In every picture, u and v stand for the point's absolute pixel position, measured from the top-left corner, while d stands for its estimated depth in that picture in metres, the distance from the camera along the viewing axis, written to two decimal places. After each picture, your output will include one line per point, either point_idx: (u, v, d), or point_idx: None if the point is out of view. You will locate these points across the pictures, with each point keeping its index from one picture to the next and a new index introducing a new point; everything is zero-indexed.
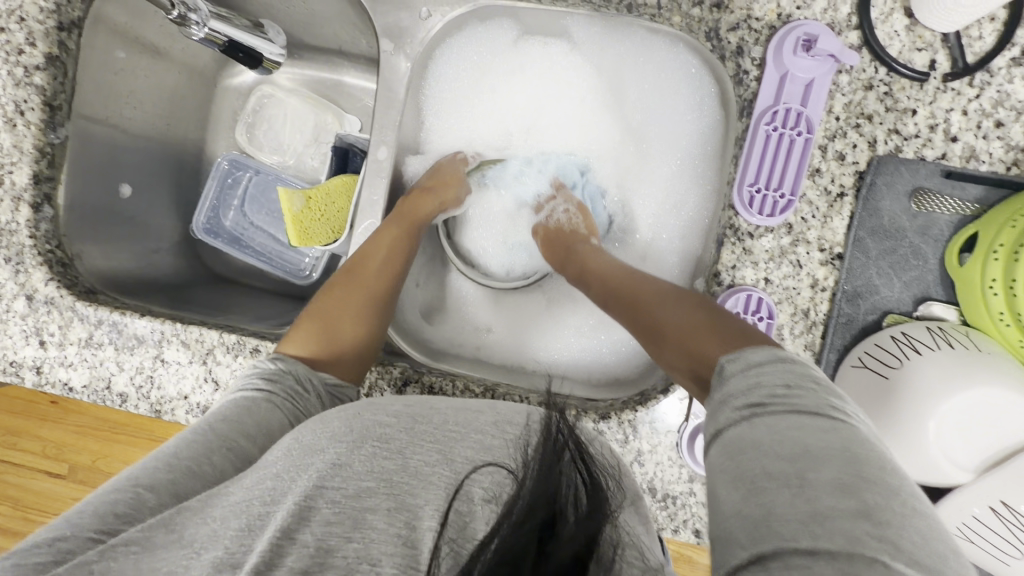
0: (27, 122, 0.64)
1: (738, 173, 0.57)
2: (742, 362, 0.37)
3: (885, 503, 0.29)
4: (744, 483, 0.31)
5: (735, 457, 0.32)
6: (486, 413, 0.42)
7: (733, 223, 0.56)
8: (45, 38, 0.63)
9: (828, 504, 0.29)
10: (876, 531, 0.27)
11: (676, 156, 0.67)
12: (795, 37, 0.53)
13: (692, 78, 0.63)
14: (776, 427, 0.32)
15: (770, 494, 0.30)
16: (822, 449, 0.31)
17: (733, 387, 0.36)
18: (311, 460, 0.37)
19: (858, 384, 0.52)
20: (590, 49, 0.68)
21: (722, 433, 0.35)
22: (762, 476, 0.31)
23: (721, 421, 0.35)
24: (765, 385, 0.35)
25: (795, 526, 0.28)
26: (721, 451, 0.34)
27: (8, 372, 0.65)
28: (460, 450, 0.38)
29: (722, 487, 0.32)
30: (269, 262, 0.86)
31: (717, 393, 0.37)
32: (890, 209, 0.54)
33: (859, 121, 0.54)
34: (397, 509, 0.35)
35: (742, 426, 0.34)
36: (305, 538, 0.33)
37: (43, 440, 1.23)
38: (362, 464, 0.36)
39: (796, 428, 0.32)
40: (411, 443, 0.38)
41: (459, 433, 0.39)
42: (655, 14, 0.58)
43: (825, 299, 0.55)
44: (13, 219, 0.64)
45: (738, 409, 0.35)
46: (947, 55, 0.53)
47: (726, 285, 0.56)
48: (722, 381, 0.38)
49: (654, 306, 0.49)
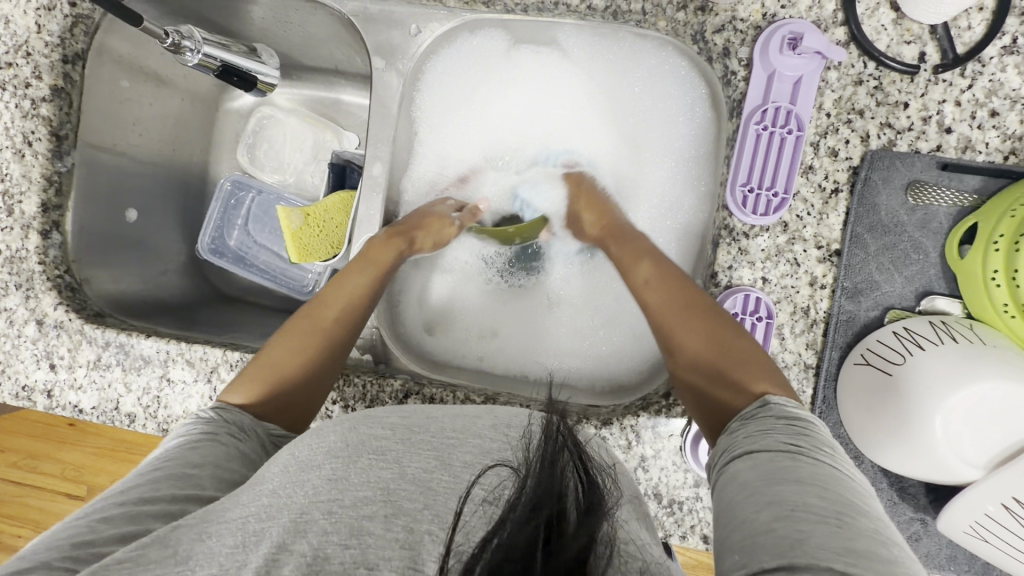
0: (35, 153, 0.66)
1: (730, 174, 0.56)
2: (783, 410, 0.40)
3: (887, 549, 0.32)
4: (782, 507, 0.33)
5: (775, 483, 0.35)
6: (485, 417, 0.44)
7: (728, 223, 0.56)
8: (50, 71, 0.66)
9: (863, 542, 0.31)
10: (883, 566, 0.30)
11: (669, 158, 0.67)
12: (781, 35, 0.53)
13: (681, 79, 0.63)
14: (809, 470, 0.35)
15: (808, 525, 0.32)
16: (845, 497, 0.34)
17: (777, 430, 0.39)
18: (307, 477, 0.37)
19: (860, 382, 0.51)
20: (579, 56, 0.68)
21: (757, 454, 0.37)
22: (797, 505, 0.33)
23: (760, 445, 0.38)
24: (809, 438, 0.38)
25: (830, 554, 0.30)
26: (757, 468, 0.36)
27: (20, 396, 0.67)
28: (457, 455, 0.38)
29: (755, 502, 0.34)
30: (274, 280, 0.88)
31: (743, 431, 0.40)
32: (888, 203, 0.53)
33: (851, 117, 0.54)
34: (395, 513, 0.34)
35: (781, 457, 0.36)
36: (302, 547, 0.33)
37: (63, 462, 1.25)
38: (358, 477, 0.36)
39: (835, 482, 0.35)
40: (407, 453, 0.38)
41: (458, 440, 0.39)
42: (640, 19, 0.59)
43: (825, 296, 0.54)
44: (23, 246, 0.66)
45: (783, 441, 0.38)
46: (936, 47, 0.53)
47: (723, 286, 0.56)
48: (762, 425, 0.39)
49: (712, 327, 0.48)
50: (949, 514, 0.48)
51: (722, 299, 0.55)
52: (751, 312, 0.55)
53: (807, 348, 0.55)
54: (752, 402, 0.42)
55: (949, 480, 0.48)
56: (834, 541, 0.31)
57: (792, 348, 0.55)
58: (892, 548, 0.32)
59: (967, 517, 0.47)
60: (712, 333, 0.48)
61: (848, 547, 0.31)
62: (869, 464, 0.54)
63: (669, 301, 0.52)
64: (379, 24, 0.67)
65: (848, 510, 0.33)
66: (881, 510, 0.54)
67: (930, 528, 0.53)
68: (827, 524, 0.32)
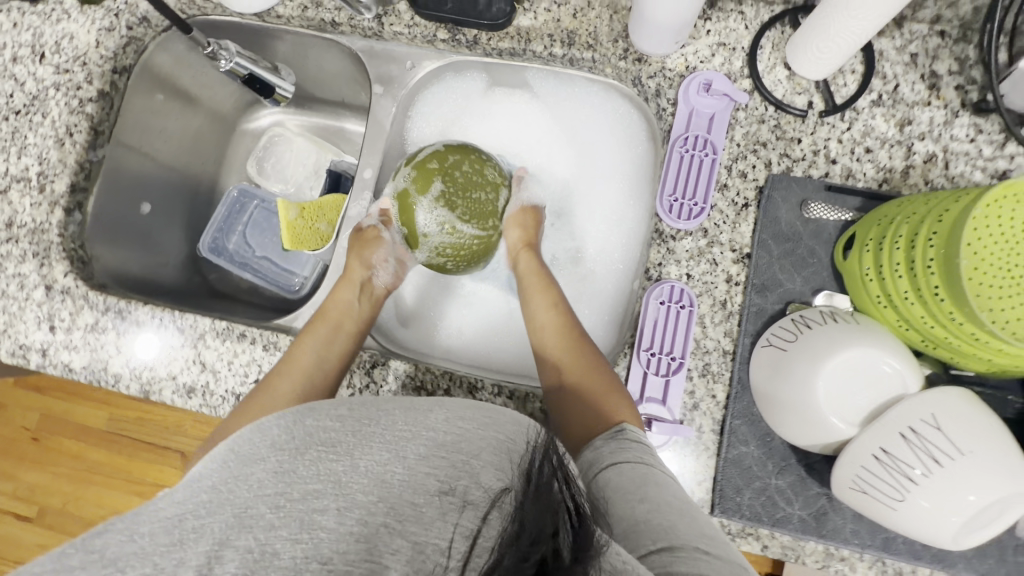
0: (74, 142, 0.77)
1: (660, 186, 0.67)
2: (636, 436, 0.53)
3: (726, 548, 0.40)
4: (651, 502, 0.43)
5: (641, 484, 0.45)
6: (438, 408, 0.42)
7: (659, 228, 0.67)
8: (100, 78, 0.78)
9: (708, 530, 0.41)
10: (712, 545, 0.39)
11: (616, 180, 0.78)
12: (697, 82, 0.67)
13: (628, 117, 0.76)
14: (660, 479, 0.47)
15: (673, 516, 0.42)
16: (686, 497, 0.45)
17: (632, 447, 0.51)
18: (251, 471, 0.36)
19: (766, 360, 0.59)
20: (545, 96, 0.80)
21: (623, 464, 0.48)
22: (664, 505, 0.43)
23: (619, 456, 0.50)
24: (629, 453, 0.50)
25: (694, 536, 0.40)
26: (627, 476, 0.47)
27: (16, 354, 0.73)
28: (406, 446, 0.37)
29: (631, 503, 0.43)
30: (266, 279, 0.96)
31: (606, 447, 0.52)
32: (787, 216, 0.64)
33: (756, 147, 0.66)
34: (347, 507, 0.33)
35: (638, 467, 0.48)
36: (246, 543, 0.31)
37: (15, 482, 1.35)
38: (302, 465, 0.35)
39: (681, 496, 0.45)
40: (356, 443, 0.37)
41: (408, 431, 0.38)
42: (592, 66, 0.73)
43: (739, 291, 0.64)
44: (47, 220, 0.75)
45: (606, 457, 0.51)
46: (821, 97, 0.66)
47: (654, 279, 0.66)
48: (620, 443, 0.51)
49: (596, 380, 0.61)
50: (835, 469, 0.53)
51: (652, 288, 0.65)
52: (677, 301, 0.64)
53: (725, 335, 0.64)
54: (610, 429, 0.54)
55: (833, 442, 0.54)
56: (698, 532, 0.40)
57: (712, 335, 0.64)
58: (723, 544, 0.40)
59: (847, 470, 0.51)
60: (602, 390, 0.60)
61: (703, 534, 0.40)
62: (779, 441, 0.61)
63: (561, 337, 0.68)
64: (384, 60, 0.80)
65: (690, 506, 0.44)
66: (790, 485, 0.60)
67: (834, 503, 0.60)
68: (684, 513, 0.43)
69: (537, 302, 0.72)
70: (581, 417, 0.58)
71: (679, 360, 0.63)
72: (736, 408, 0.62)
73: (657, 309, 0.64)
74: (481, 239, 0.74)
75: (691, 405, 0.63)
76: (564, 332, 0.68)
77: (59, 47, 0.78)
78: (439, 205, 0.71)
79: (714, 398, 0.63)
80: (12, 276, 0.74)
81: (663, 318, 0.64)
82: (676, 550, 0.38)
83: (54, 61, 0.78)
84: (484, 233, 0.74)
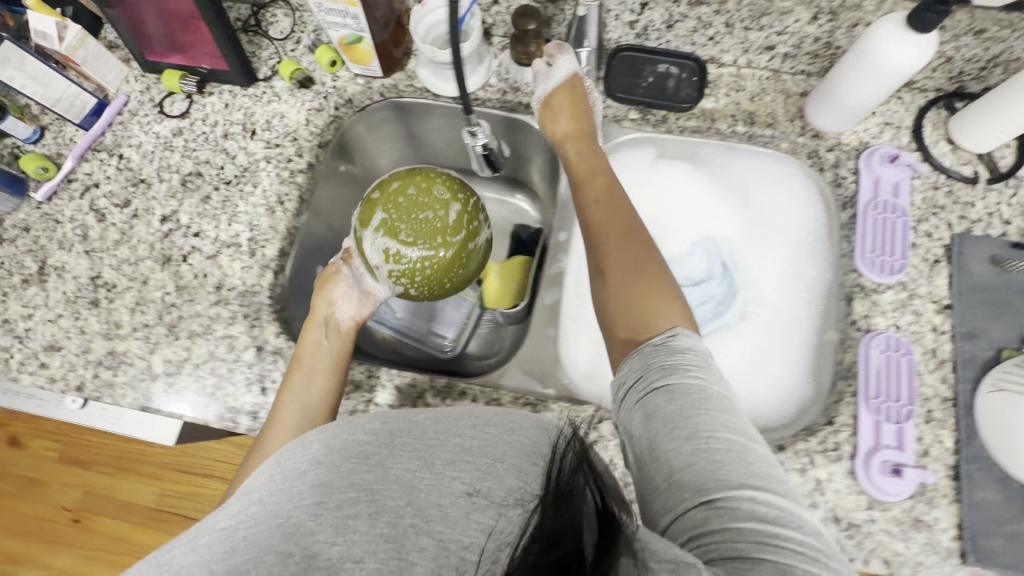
0: (284, 210, 0.80)
1: (857, 245, 0.74)
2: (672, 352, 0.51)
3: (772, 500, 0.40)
4: (695, 439, 0.44)
5: (669, 423, 0.45)
6: (429, 421, 0.49)
7: (860, 282, 0.72)
8: (310, 151, 0.84)
9: (759, 468, 0.42)
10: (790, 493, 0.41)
11: (790, 241, 0.84)
12: (879, 155, 0.76)
13: (800, 183, 0.83)
14: (717, 412, 0.46)
15: (718, 461, 0.42)
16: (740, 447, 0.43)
17: (655, 363, 0.51)
18: (294, 484, 0.45)
19: (998, 406, 0.63)
20: (713, 166, 0.87)
21: (651, 392, 0.48)
22: (745, 450, 0.43)
23: (639, 396, 0.49)
24: (646, 379, 0.50)
25: (742, 481, 0.41)
26: (668, 403, 0.46)
27: (224, 417, 0.72)
28: (440, 456, 0.46)
29: (672, 442, 0.44)
30: (416, 341, 0.99)
31: (640, 360, 0.52)
32: (978, 270, 0.71)
33: (935, 211, 0.74)
34: (378, 511, 0.42)
35: (665, 398, 0.47)
36: (290, 547, 0.41)
37: None
38: (344, 479, 0.45)
39: (708, 427, 0.44)
40: (392, 455, 0.46)
41: (440, 440, 0.47)
42: (768, 141, 0.82)
43: (947, 340, 0.69)
44: (257, 282, 0.77)
45: (636, 395, 0.50)
46: (985, 167, 0.75)
47: (864, 330, 0.70)
48: (673, 350, 0.51)
49: (652, 274, 0.61)
50: None
51: (868, 338, 0.69)
52: (895, 349, 0.68)
53: (942, 381, 0.67)
54: (662, 334, 0.54)
55: None
56: (715, 473, 0.41)
57: (929, 381, 0.68)
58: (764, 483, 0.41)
59: None
60: (652, 282, 0.60)
61: (753, 472, 0.41)
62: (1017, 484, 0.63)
63: (611, 223, 0.67)
64: None
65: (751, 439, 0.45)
66: None
67: None
68: (716, 458, 0.42)
69: (616, 190, 0.70)
70: (626, 312, 0.58)
71: (908, 407, 0.66)
72: (969, 453, 0.64)
73: (878, 357, 0.68)
74: (431, 259, 0.72)
75: (923, 452, 0.65)
76: (619, 215, 0.67)
77: (270, 124, 0.85)
78: (382, 235, 0.73)
79: (944, 443, 0.65)
80: (221, 337, 0.75)
81: (885, 366, 0.68)
82: (719, 504, 0.39)
83: (265, 137, 0.84)
84: (433, 251, 0.72)
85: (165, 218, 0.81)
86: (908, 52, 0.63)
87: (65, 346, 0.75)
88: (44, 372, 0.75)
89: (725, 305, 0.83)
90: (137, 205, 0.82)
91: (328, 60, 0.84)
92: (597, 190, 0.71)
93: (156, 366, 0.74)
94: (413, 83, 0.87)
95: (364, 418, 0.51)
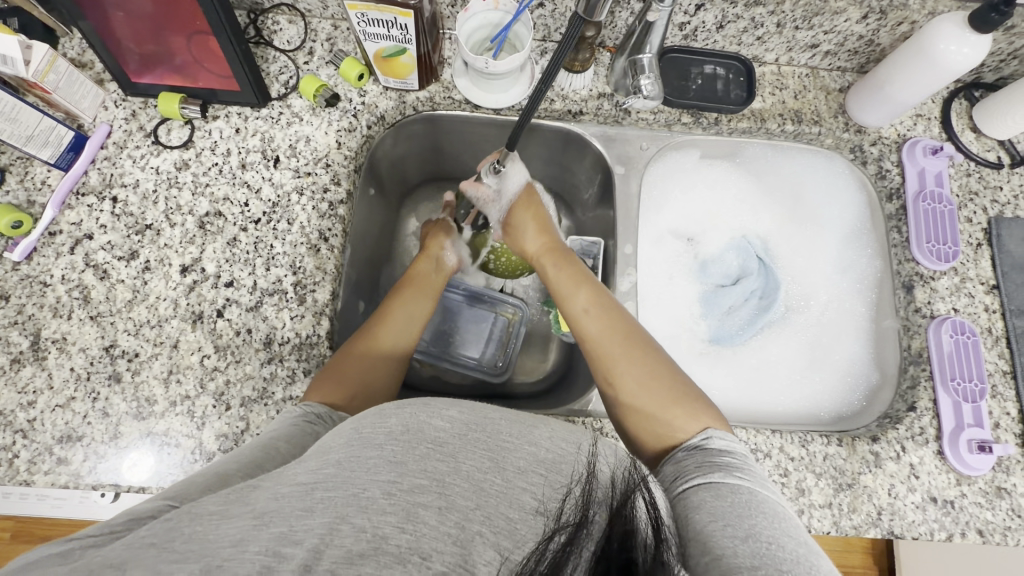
0: (330, 247, 0.72)
1: (911, 237, 0.78)
2: (702, 453, 0.50)
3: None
4: (751, 537, 0.40)
5: (726, 509, 0.42)
6: (540, 427, 0.44)
7: (918, 271, 0.77)
8: (348, 178, 0.75)
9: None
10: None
11: (837, 233, 0.87)
12: (923, 146, 0.79)
13: (842, 178, 0.87)
14: (765, 508, 0.43)
15: (780, 560, 0.38)
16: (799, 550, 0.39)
17: (692, 462, 0.49)
18: (368, 456, 0.38)
19: None
20: (752, 164, 0.89)
21: (704, 483, 0.46)
22: (798, 552, 0.39)
23: (683, 490, 0.46)
24: (686, 470, 0.49)
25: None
26: (717, 495, 0.44)
27: None
28: (510, 460, 0.40)
29: (724, 536, 0.40)
30: (463, 366, 0.92)
31: (690, 461, 0.50)
32: (1016, 250, 0.77)
33: (972, 196, 0.79)
34: (447, 507, 0.36)
35: (715, 491, 0.44)
36: (362, 523, 0.34)
37: None
38: (416, 463, 0.38)
39: (766, 527, 0.41)
40: (462, 448, 0.40)
41: (512, 444, 0.41)
42: (813, 138, 0.84)
43: (998, 318, 0.74)
44: (314, 332, 0.68)
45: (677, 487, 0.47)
46: (1006, 153, 0.81)
47: (929, 316, 0.75)
48: (705, 453, 0.50)
49: (668, 379, 0.59)
50: None
51: (936, 324, 0.73)
52: (961, 332, 0.73)
53: (1000, 356, 0.73)
54: (696, 434, 0.53)
55: None
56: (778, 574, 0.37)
57: (989, 357, 0.73)
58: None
59: None
60: (664, 386, 0.58)
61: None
62: None
63: (608, 322, 0.65)
64: (616, 141, 0.85)
65: (814, 552, 0.39)
66: None
67: None
68: (779, 561, 0.38)
69: (595, 290, 0.69)
70: (652, 412, 0.57)
71: (980, 385, 0.70)
72: None
73: (949, 341, 0.72)
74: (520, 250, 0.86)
75: (994, 425, 0.70)
76: (617, 325, 0.65)
77: (296, 150, 0.75)
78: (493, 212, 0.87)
79: (1010, 414, 0.71)
80: (283, 400, 0.65)
81: (956, 348, 0.72)
82: None
83: (292, 165, 0.74)
84: None
85: (186, 268, 0.69)
86: (966, 51, 0.66)
87: (85, 433, 0.63)
88: (65, 468, 0.62)
89: (768, 298, 0.85)
90: (148, 256, 0.69)
91: (356, 74, 0.75)
92: (581, 292, 0.69)
93: (209, 443, 0.63)
94: (451, 94, 0.79)
95: (442, 399, 0.44)
